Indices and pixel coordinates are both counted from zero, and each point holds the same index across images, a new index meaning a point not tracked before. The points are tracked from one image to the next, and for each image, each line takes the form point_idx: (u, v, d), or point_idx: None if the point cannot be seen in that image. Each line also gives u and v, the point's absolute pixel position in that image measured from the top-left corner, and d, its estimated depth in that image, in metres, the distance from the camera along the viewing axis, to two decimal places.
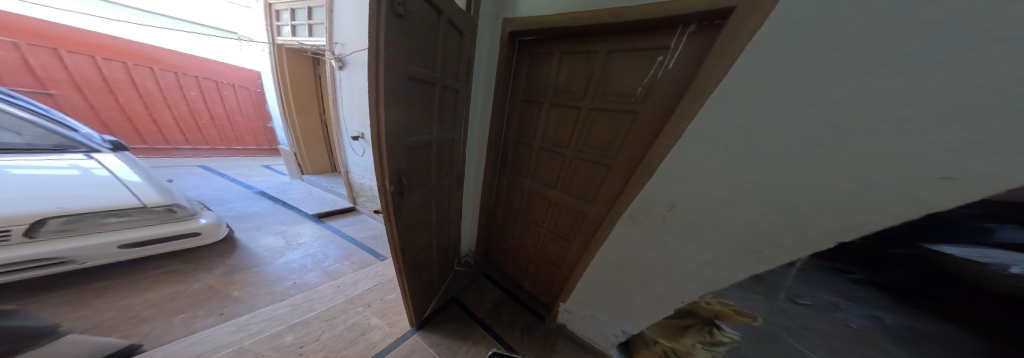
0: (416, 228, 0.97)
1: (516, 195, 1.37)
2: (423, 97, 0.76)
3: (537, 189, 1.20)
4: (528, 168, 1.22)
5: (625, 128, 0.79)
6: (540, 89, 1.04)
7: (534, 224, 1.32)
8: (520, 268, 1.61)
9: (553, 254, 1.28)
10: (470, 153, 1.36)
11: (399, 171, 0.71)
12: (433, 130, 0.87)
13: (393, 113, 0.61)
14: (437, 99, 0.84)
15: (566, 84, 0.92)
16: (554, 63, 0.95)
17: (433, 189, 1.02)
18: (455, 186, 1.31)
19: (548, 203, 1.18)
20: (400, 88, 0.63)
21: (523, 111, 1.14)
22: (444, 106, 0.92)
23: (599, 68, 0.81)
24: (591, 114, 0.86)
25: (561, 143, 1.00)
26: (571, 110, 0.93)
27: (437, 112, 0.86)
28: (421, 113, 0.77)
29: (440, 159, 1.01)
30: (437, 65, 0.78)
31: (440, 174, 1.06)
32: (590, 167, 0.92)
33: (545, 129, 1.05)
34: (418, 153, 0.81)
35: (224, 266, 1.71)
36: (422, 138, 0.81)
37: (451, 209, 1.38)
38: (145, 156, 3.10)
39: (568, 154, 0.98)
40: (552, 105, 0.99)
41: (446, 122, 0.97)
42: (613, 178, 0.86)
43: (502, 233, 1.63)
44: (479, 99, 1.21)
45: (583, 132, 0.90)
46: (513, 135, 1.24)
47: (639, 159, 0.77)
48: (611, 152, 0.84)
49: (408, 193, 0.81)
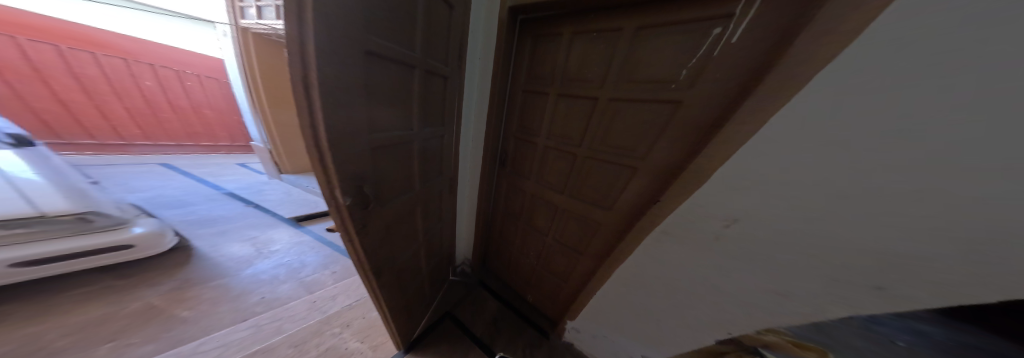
0: (393, 245, 0.82)
1: (516, 198, 1.24)
2: (395, 85, 0.59)
3: (542, 193, 1.06)
4: (529, 170, 1.09)
5: (656, 123, 0.65)
6: (544, 79, 0.89)
7: (537, 231, 1.21)
8: (521, 278, 1.49)
9: (561, 265, 1.16)
10: (465, 152, 1.21)
11: (360, 179, 0.54)
12: (413, 125, 0.70)
13: (347, 104, 0.44)
14: (416, 88, 0.67)
15: (575, 72, 0.78)
16: (562, 47, 0.80)
17: (420, 196, 0.87)
18: (448, 190, 1.16)
19: (555, 210, 1.05)
20: (358, 69, 0.45)
21: (525, 106, 1.01)
22: (429, 97, 0.76)
23: (625, 51, 0.66)
24: (611, 107, 0.72)
25: (570, 141, 0.86)
26: (585, 103, 0.78)
27: (416, 103, 0.68)
28: (393, 105, 0.60)
29: (425, 159, 0.84)
30: (418, 46, 0.62)
31: (427, 177, 0.90)
32: (608, 170, 0.78)
33: (549, 127, 0.92)
34: (389, 155, 0.64)
35: (176, 281, 1.47)
36: (398, 137, 0.64)
37: (443, 216, 1.23)
38: (95, 153, 2.75)
39: (580, 155, 0.84)
40: (561, 98, 0.85)
41: (433, 117, 0.81)
42: (638, 184, 0.72)
43: (501, 239, 1.51)
44: (476, 90, 1.06)
45: (600, 129, 0.76)
46: (514, 132, 1.10)
47: (678, 163, 0.62)
48: (637, 152, 0.70)
49: (379, 203, 0.64)
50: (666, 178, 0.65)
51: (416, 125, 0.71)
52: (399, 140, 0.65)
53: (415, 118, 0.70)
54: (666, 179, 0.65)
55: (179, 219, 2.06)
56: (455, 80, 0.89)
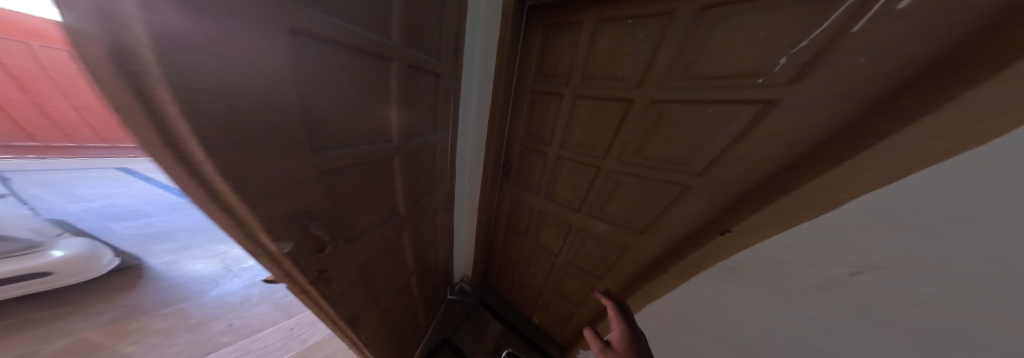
0: (375, 280, 0.67)
1: (524, 211, 1.13)
2: (357, 80, 0.41)
3: (555, 209, 0.95)
4: (537, 183, 0.97)
5: (724, 132, 0.48)
6: (559, 77, 0.74)
7: (546, 252, 1.17)
8: (529, 298, 1.49)
9: (574, 289, 1.17)
10: (462, 161, 1.05)
11: (301, 217, 0.38)
12: (390, 135, 0.53)
13: (252, 109, 0.26)
14: (392, 86, 0.50)
15: (600, 70, 0.64)
16: (583, 39, 0.65)
17: (408, 219, 0.72)
18: (444, 206, 1.02)
19: (569, 231, 0.96)
20: (276, 52, 0.27)
21: (533, 109, 0.86)
22: (416, 99, 0.59)
23: (677, 38, 0.48)
24: (656, 110, 0.55)
25: (590, 151, 0.73)
26: (614, 104, 0.63)
27: (392, 107, 0.51)
28: (355, 109, 0.42)
29: (413, 174, 0.67)
30: (396, 30, 0.45)
31: (417, 194, 0.74)
32: (643, 188, 0.64)
33: (564, 133, 0.78)
34: (355, 176, 0.47)
35: (122, 309, 1.27)
36: (366, 153, 0.47)
37: (435, 233, 1.09)
38: (39, 155, 2.43)
39: (608, 168, 0.69)
40: (582, 99, 0.70)
41: (421, 124, 0.64)
42: (689, 207, 0.57)
43: (503, 256, 1.49)
44: (475, 90, 0.90)
45: (635, 137, 0.61)
46: (519, 138, 0.95)
47: (761, 186, 0.46)
48: (690, 168, 0.55)
49: (343, 239, 0.48)
50: (733, 204, 0.50)
51: (394, 135, 0.54)
52: (371, 156, 0.48)
53: (393, 126, 0.53)
54: (735, 206, 0.49)
55: (135, 231, 1.80)
56: (452, 78, 0.73)
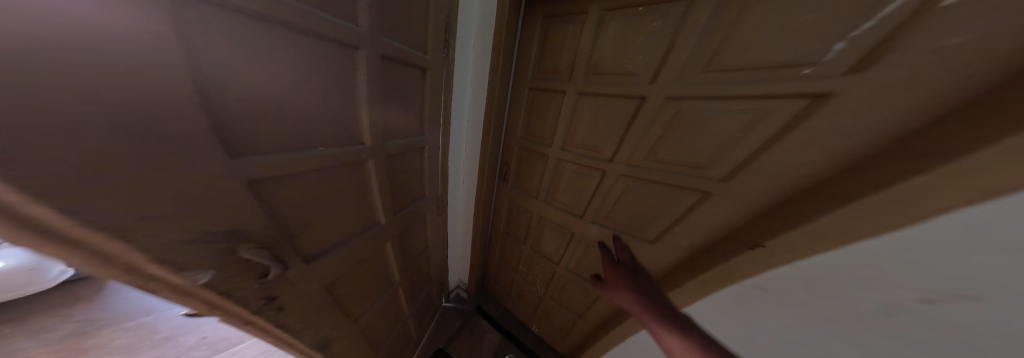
0: (348, 299, 0.59)
1: (522, 217, 1.07)
2: (309, 68, 0.33)
3: (556, 215, 0.89)
4: (536, 186, 0.91)
5: (758, 132, 0.42)
6: (561, 73, 0.68)
7: (546, 259, 1.11)
8: (529, 306, 1.43)
9: (577, 298, 1.13)
10: (456, 163, 0.98)
11: (228, 239, 0.30)
12: (360, 136, 0.46)
13: (139, 111, 0.19)
14: (358, 78, 0.42)
15: (606, 64, 0.58)
16: (587, 32, 0.59)
17: (392, 229, 0.64)
18: (434, 212, 0.95)
19: (574, 238, 0.91)
20: (171, 23, 0.19)
21: (531, 107, 0.80)
22: (398, 96, 0.52)
23: (699, 27, 0.43)
24: (675, 108, 0.49)
25: (594, 155, 0.67)
26: (624, 103, 0.57)
27: (359, 103, 0.44)
28: (305, 104, 0.34)
29: (394, 180, 0.59)
30: (366, 13, 0.38)
31: (400, 200, 0.65)
32: (659, 194, 0.59)
33: (566, 133, 0.71)
34: (305, 186, 0.39)
35: (79, 324, 1.16)
36: (324, 158, 0.39)
37: (425, 240, 1.01)
38: None
39: (617, 172, 0.63)
40: (588, 96, 0.63)
41: (406, 124, 0.57)
42: (714, 214, 0.52)
43: (501, 263, 1.42)
44: (468, 88, 0.83)
45: (648, 138, 0.55)
46: (517, 139, 0.89)
47: (804, 194, 0.40)
48: (714, 173, 0.49)
49: (289, 261, 0.39)
50: (766, 213, 0.45)
51: (369, 137, 0.46)
52: (329, 162, 0.40)
53: (362, 126, 0.45)
54: (769, 215, 0.44)
55: None
56: (444, 73, 0.66)
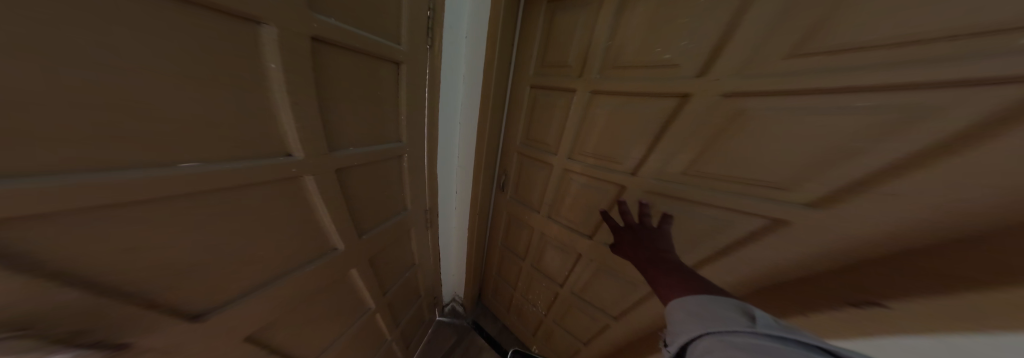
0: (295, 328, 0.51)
1: (522, 231, 0.94)
2: (162, 39, 0.19)
3: (561, 233, 0.76)
4: (538, 199, 0.78)
5: (897, 146, 0.27)
6: (571, 67, 0.56)
7: (547, 279, 0.97)
8: (529, 326, 1.29)
9: (583, 326, 0.98)
10: (447, 171, 0.87)
11: (18, 308, 0.19)
12: (290, 144, 0.33)
13: None
14: (270, 66, 0.28)
15: (630, 55, 0.45)
16: (605, 15, 0.47)
17: (355, 254, 0.54)
18: (422, 224, 0.87)
19: (581, 260, 0.78)
20: None
21: (533, 109, 0.68)
22: (355, 92, 0.41)
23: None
24: (738, 109, 0.35)
25: (610, 166, 0.54)
26: (660, 102, 0.43)
27: (274, 101, 0.29)
28: (155, 97, 0.20)
29: (360, 193, 0.49)
30: None
31: (367, 218, 0.54)
32: (705, 216, 0.45)
33: (575, 140, 0.59)
34: (220, 206, 0.29)
35: None
36: (223, 175, 0.26)
37: (410, 255, 0.91)
38: None
39: (641, 188, 0.50)
40: (609, 95, 0.50)
41: (374, 128, 0.47)
42: (788, 249, 0.39)
43: (499, 277, 1.29)
44: (463, 86, 0.73)
45: (689, 147, 0.42)
46: (517, 144, 0.77)
47: (1001, 235, 0.23)
48: (799, 196, 0.35)
49: (107, 341, 0.26)
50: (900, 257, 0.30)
51: (299, 148, 0.33)
52: (231, 181, 0.27)
53: (287, 131, 0.32)
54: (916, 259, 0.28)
55: None
56: (428, 70, 0.56)
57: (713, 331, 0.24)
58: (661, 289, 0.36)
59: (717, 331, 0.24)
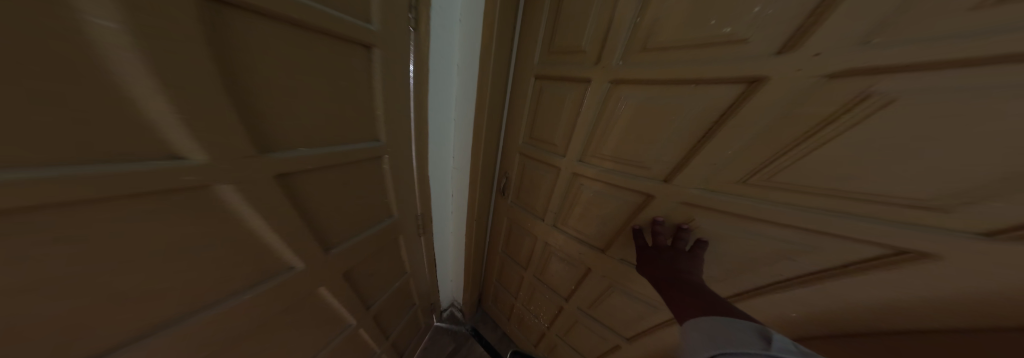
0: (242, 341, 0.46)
1: (523, 239, 0.84)
2: None
3: (567, 245, 0.66)
4: (541, 206, 0.68)
5: None
6: (586, 53, 0.45)
7: (551, 292, 0.88)
8: (529, 337, 1.20)
9: (589, 344, 0.87)
10: (440, 173, 0.79)
11: None
12: (173, 139, 0.23)
13: None
14: (96, 21, 0.16)
15: (666, 31, 0.34)
16: None
17: (321, 266, 0.49)
18: (413, 230, 0.79)
19: (590, 276, 0.68)
20: None
21: (537, 105, 0.58)
22: (299, 77, 0.33)
23: None
24: (852, 95, 0.22)
25: (630, 172, 0.44)
26: (720, 89, 0.31)
27: (112, 76, 0.18)
28: None
29: (323, 201, 0.45)
30: None
31: (331, 225, 0.49)
32: (760, 240, 0.35)
33: (588, 140, 0.49)
34: (86, 221, 0.21)
35: None
36: (50, 189, 0.17)
37: (401, 263, 0.84)
38: None
39: (677, 199, 0.39)
40: (640, 84, 0.39)
41: (332, 125, 0.40)
42: (918, 290, 0.27)
43: (500, 285, 1.21)
44: (457, 77, 0.64)
45: (755, 150, 0.30)
46: (519, 144, 0.67)
47: None
48: (933, 221, 0.23)
49: None
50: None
51: (189, 146, 0.23)
52: (71, 197, 0.19)
53: (159, 122, 0.21)
54: None
55: None
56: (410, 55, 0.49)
57: (728, 351, 0.25)
58: (680, 310, 0.36)
59: (727, 352, 0.25)
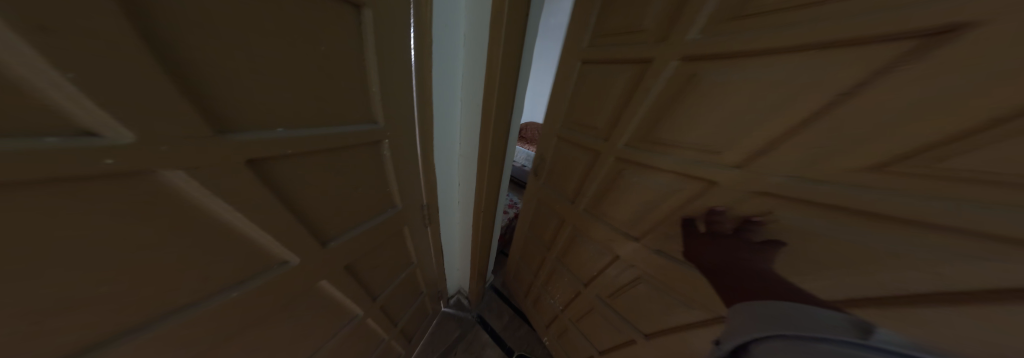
0: (231, 339, 0.40)
1: (547, 223, 0.83)
2: None
3: (595, 233, 0.63)
4: (572, 191, 0.66)
5: None
6: (647, 32, 0.39)
7: (569, 278, 0.86)
8: (543, 318, 1.20)
9: (602, 333, 0.86)
10: (445, 161, 0.71)
11: None
12: (70, 109, 0.15)
13: None
14: None
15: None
16: None
17: (317, 260, 0.44)
18: (420, 221, 0.73)
19: (615, 265, 0.63)
20: None
21: (580, 89, 0.55)
22: (262, 32, 0.24)
23: None
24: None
25: (687, 157, 0.39)
26: (859, 54, 0.22)
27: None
28: None
29: (312, 192, 0.38)
30: None
31: (322, 217, 0.42)
32: (852, 253, 0.27)
33: (638, 123, 0.44)
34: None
35: None
36: None
37: (407, 255, 0.78)
38: None
39: (752, 189, 0.33)
40: (718, 60, 0.33)
41: (318, 101, 0.33)
42: None
43: (518, 268, 1.23)
44: (461, 51, 0.55)
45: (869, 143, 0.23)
46: (556, 128, 0.64)
47: None
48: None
49: None
50: None
51: (101, 117, 0.16)
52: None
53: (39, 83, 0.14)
54: None
55: None
56: (411, 22, 0.41)
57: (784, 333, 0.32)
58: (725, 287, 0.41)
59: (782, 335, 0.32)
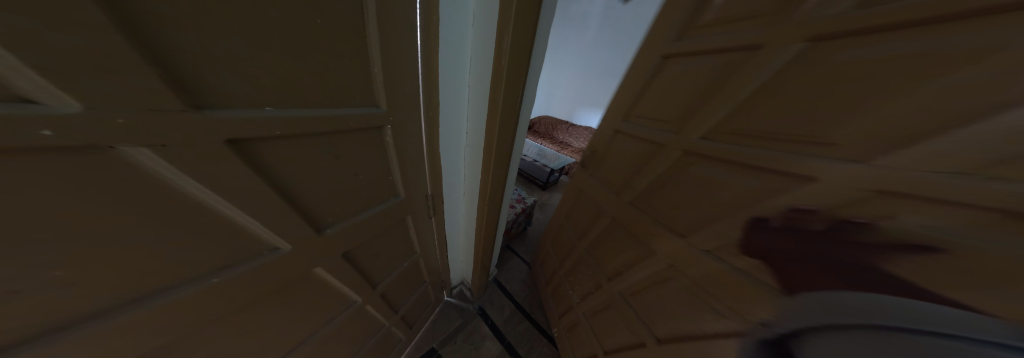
0: (212, 324, 0.35)
1: (585, 212, 0.83)
2: None
3: (636, 224, 0.62)
4: (620, 181, 0.67)
5: None
6: (752, 20, 0.38)
7: (592, 270, 0.85)
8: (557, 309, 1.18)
9: (610, 330, 0.82)
10: (451, 150, 0.64)
11: None
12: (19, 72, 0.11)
13: None
14: None
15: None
16: None
17: (312, 249, 0.39)
18: (425, 212, 0.68)
19: (649, 260, 0.59)
20: None
21: (652, 84, 0.57)
22: None
23: None
24: None
25: (772, 146, 0.37)
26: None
27: None
28: None
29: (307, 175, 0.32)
30: None
31: (318, 206, 0.36)
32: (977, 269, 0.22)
33: (721, 116, 0.43)
34: None
35: None
36: None
37: (410, 245, 0.73)
38: None
39: (867, 185, 0.28)
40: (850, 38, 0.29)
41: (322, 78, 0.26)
42: None
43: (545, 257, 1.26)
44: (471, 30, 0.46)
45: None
46: (617, 120, 0.68)
47: None
48: None
49: None
50: None
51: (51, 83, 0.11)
52: None
53: None
54: None
55: None
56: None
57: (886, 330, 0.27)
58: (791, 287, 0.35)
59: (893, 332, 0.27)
